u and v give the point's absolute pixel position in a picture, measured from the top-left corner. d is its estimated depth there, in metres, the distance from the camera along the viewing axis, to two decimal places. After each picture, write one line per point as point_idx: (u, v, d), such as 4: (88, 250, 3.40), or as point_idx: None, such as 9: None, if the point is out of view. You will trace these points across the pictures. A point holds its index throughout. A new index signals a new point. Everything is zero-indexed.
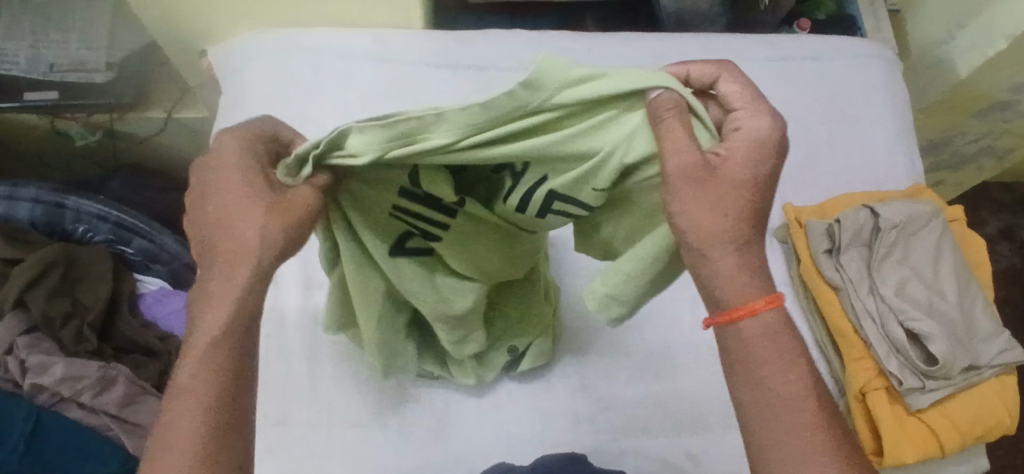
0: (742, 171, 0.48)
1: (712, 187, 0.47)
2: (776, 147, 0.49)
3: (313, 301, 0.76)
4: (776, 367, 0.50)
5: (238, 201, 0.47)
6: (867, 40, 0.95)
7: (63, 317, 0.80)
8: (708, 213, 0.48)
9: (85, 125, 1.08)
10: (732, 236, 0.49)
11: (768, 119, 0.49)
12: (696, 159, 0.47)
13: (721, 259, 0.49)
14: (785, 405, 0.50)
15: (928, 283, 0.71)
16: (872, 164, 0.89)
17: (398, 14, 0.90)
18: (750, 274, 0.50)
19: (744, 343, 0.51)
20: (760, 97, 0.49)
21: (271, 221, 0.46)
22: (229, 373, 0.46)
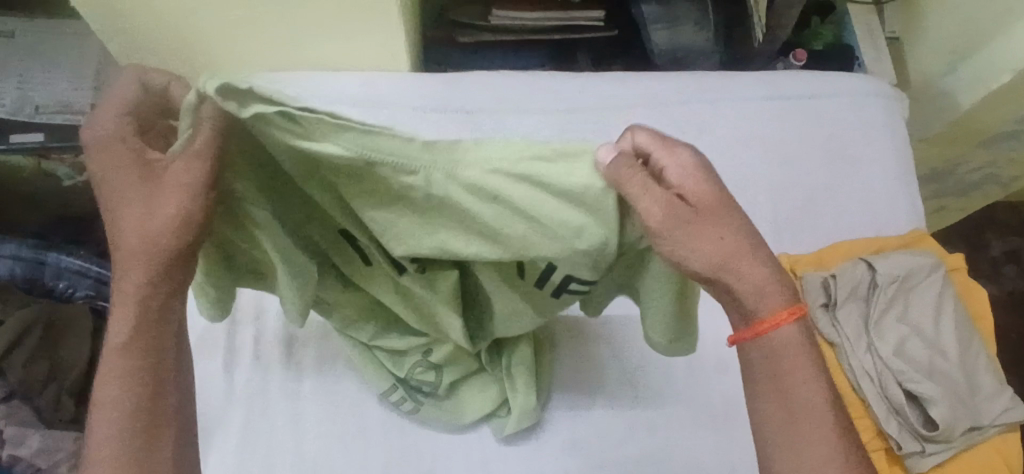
0: (705, 194, 0.52)
1: (701, 222, 0.51)
2: (706, 165, 0.53)
3: (297, 359, 0.74)
4: (795, 374, 0.55)
5: (141, 195, 0.53)
6: (866, 78, 0.94)
7: (42, 381, 0.77)
8: (708, 246, 0.52)
9: (72, 165, 1.05)
10: (739, 249, 0.53)
11: (681, 151, 0.53)
12: (672, 202, 0.50)
13: (750, 273, 0.53)
14: (803, 409, 0.55)
15: (929, 342, 0.69)
16: (872, 207, 0.87)
17: (385, 58, 0.89)
18: (778, 284, 0.55)
19: (770, 353, 0.55)
20: (666, 137, 0.53)
21: (171, 213, 0.52)
22: (146, 369, 0.55)
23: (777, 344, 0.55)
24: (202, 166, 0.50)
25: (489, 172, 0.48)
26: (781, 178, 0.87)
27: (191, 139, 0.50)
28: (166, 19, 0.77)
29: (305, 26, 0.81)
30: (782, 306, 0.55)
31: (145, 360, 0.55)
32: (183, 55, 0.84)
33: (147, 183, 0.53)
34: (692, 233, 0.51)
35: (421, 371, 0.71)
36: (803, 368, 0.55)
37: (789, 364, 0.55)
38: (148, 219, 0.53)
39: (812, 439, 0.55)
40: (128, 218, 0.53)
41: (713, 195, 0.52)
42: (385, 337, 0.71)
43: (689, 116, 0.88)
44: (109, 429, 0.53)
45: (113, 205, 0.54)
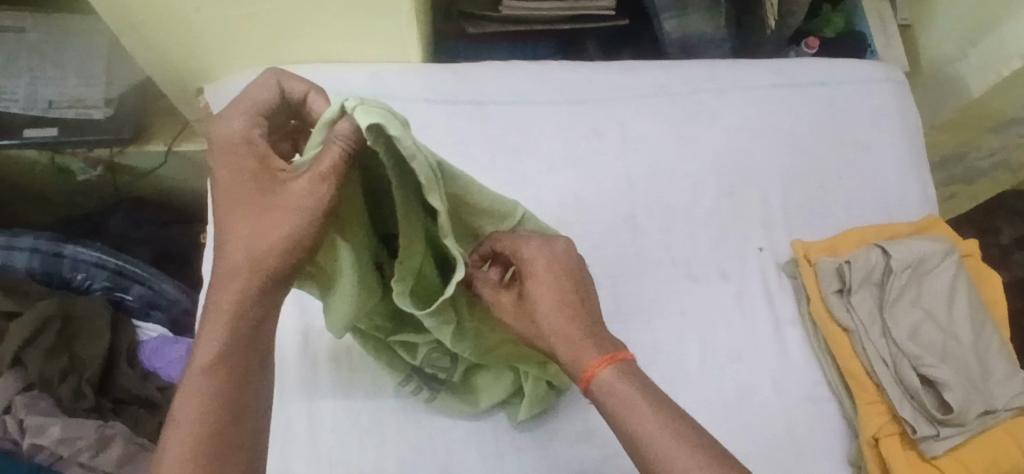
0: (539, 284, 0.61)
1: (527, 305, 0.61)
2: (548, 258, 0.62)
3: (313, 348, 0.74)
4: (632, 408, 0.57)
5: (257, 205, 0.54)
6: (875, 64, 0.93)
7: (60, 374, 0.78)
8: (529, 323, 0.61)
9: (86, 160, 1.07)
10: (568, 327, 0.60)
11: (530, 247, 0.61)
12: (500, 301, 0.62)
13: (576, 346, 0.60)
14: (652, 441, 0.56)
15: (942, 327, 0.69)
16: (884, 195, 0.87)
17: (395, 49, 0.89)
18: (590, 339, 0.60)
19: (603, 399, 0.59)
20: (512, 235, 0.62)
21: (280, 231, 0.53)
22: (229, 391, 0.53)
23: (602, 389, 0.59)
24: (328, 187, 0.51)
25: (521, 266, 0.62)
26: (792, 167, 0.87)
27: (321, 157, 0.50)
28: (176, 13, 0.78)
29: (313, 19, 0.81)
30: (592, 359, 0.59)
31: (226, 381, 0.53)
32: (194, 47, 0.84)
33: (268, 193, 0.54)
34: (519, 316, 0.61)
35: (436, 357, 0.71)
36: (631, 403, 0.57)
37: (614, 403, 0.58)
38: (256, 235, 0.53)
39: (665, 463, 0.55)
40: (234, 231, 0.54)
41: (542, 284, 0.61)
42: (400, 331, 0.69)
43: (699, 104, 0.88)
44: (183, 447, 0.52)
45: (229, 209, 0.55)
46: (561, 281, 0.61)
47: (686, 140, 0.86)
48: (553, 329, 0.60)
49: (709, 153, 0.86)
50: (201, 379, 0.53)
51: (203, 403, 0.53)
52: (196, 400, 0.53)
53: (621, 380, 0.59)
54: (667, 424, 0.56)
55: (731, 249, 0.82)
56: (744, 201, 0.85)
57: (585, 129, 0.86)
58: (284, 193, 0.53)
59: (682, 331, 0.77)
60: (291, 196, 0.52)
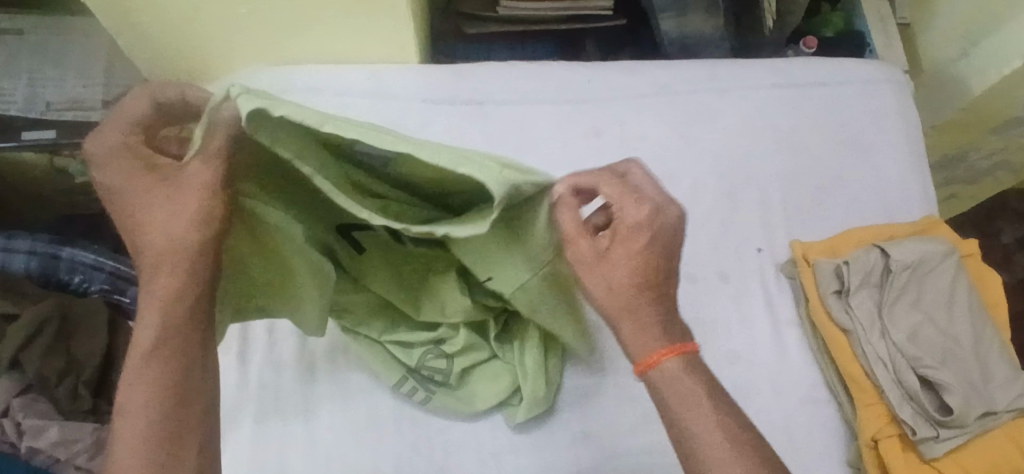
0: (634, 247, 0.57)
1: (607, 265, 0.57)
2: (655, 228, 0.57)
3: (310, 348, 0.74)
4: (689, 406, 0.57)
5: (156, 200, 0.54)
6: (875, 64, 0.93)
7: (59, 374, 0.77)
8: (602, 277, 0.57)
9: (84, 161, 1.06)
10: (642, 304, 0.57)
11: (641, 209, 0.57)
12: (583, 246, 0.57)
13: (647, 323, 0.57)
14: (701, 441, 0.56)
15: (941, 328, 0.68)
16: (883, 195, 0.87)
17: (394, 50, 0.88)
18: (660, 327, 0.58)
19: (663, 385, 0.57)
20: (625, 193, 0.57)
21: (187, 216, 0.53)
22: (175, 374, 0.55)
23: (662, 378, 0.57)
24: (218, 165, 0.52)
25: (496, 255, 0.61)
26: (791, 167, 0.86)
27: (205, 139, 0.51)
28: (174, 13, 0.78)
29: (311, 21, 0.81)
30: (658, 347, 0.57)
31: (168, 369, 0.55)
32: (193, 49, 0.84)
33: (164, 185, 0.54)
34: (593, 276, 0.57)
35: (432, 359, 0.71)
36: (690, 401, 0.56)
37: (673, 394, 0.57)
38: (167, 224, 0.54)
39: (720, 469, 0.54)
40: (145, 226, 0.54)
41: (630, 251, 0.57)
42: (395, 331, 0.72)
43: (697, 104, 0.88)
44: (133, 438, 0.53)
45: (132, 207, 0.55)
46: (658, 255, 0.58)
47: (686, 140, 0.86)
48: (632, 297, 0.57)
49: (708, 153, 0.86)
50: (147, 369, 0.55)
51: (149, 391, 0.54)
52: (143, 388, 0.54)
53: (684, 373, 0.57)
54: (726, 428, 0.56)
55: (731, 249, 0.82)
56: (744, 201, 0.84)
57: (584, 129, 0.86)
58: (181, 181, 0.53)
59: None
60: (192, 182, 0.53)
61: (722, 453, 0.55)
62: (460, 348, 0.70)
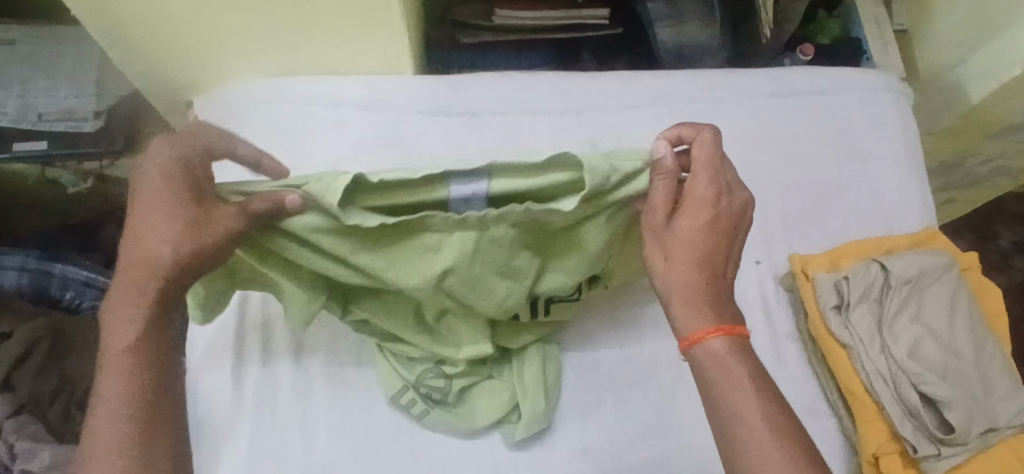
0: (706, 219, 0.61)
1: (671, 237, 0.61)
2: (729, 206, 0.62)
3: (306, 366, 0.73)
4: (733, 388, 0.59)
5: (164, 216, 0.57)
6: (872, 72, 0.92)
7: (51, 394, 0.77)
8: (669, 243, 0.61)
9: (75, 172, 1.06)
10: (701, 279, 0.61)
11: (719, 186, 0.61)
12: (662, 211, 0.61)
13: (697, 299, 0.61)
14: (740, 423, 0.58)
15: (942, 343, 0.68)
16: (882, 204, 0.86)
17: (389, 61, 0.87)
18: (712, 307, 0.61)
19: (712, 362, 0.60)
20: (714, 165, 0.61)
21: (184, 240, 0.57)
22: (150, 376, 0.58)
23: (706, 355, 0.60)
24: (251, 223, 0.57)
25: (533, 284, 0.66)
26: (789, 177, 0.86)
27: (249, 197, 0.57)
28: (168, 25, 0.77)
29: (304, 33, 0.81)
30: (707, 325, 0.61)
31: (146, 370, 0.58)
32: (185, 60, 0.83)
33: (183, 208, 0.57)
34: (655, 248, 0.62)
35: (432, 378, 0.71)
36: (733, 382, 0.59)
37: (715, 373, 0.60)
38: (164, 239, 0.57)
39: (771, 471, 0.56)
40: (145, 234, 0.58)
41: (695, 229, 0.61)
42: (398, 347, 0.71)
43: (695, 114, 0.88)
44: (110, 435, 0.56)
45: (141, 216, 0.58)
46: (728, 233, 0.62)
47: None
48: (696, 268, 0.61)
49: None
50: (122, 368, 0.57)
51: (125, 390, 0.57)
52: (119, 385, 0.57)
53: (729, 354, 0.60)
54: (771, 419, 0.58)
55: None
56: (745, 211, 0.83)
57: (581, 140, 0.86)
58: (202, 213, 0.57)
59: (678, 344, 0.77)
60: (210, 214, 0.57)
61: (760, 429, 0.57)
62: (461, 368, 0.71)
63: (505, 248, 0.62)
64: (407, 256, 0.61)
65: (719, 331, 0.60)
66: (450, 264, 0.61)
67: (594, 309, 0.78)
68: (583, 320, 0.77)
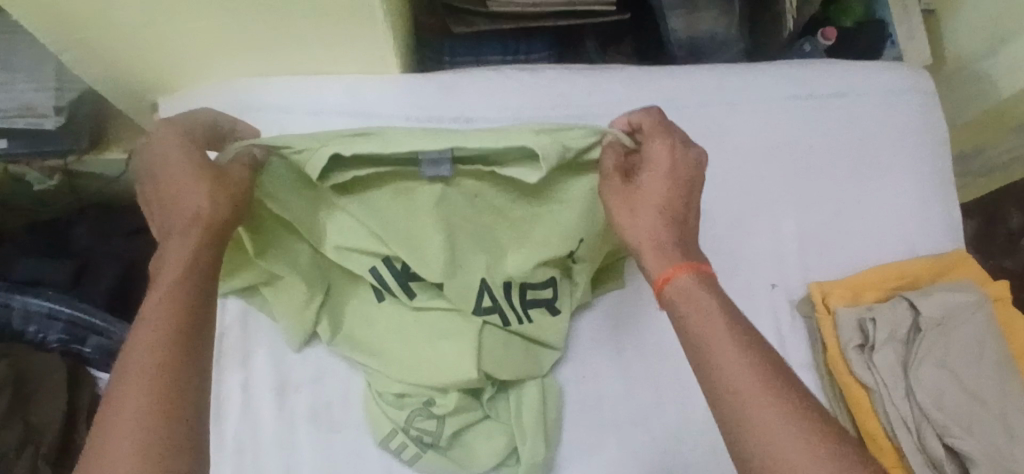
0: (658, 178, 0.61)
1: (633, 194, 0.61)
2: (681, 160, 0.61)
3: (290, 407, 0.69)
4: (712, 329, 0.55)
5: (182, 178, 0.58)
6: (899, 70, 0.85)
7: (15, 446, 0.67)
8: (626, 205, 0.61)
9: (41, 169, 0.97)
10: (663, 235, 0.60)
11: (667, 144, 0.61)
12: (612, 175, 0.62)
13: (662, 252, 0.59)
14: (724, 362, 0.53)
15: (971, 390, 0.63)
16: (906, 220, 0.80)
17: (372, 62, 0.79)
18: (676, 252, 0.59)
19: (682, 303, 0.57)
20: (659, 128, 0.62)
21: (208, 192, 0.57)
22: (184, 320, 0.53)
23: (679, 294, 0.57)
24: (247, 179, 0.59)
25: (518, 261, 0.68)
26: (807, 191, 0.79)
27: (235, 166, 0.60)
28: (121, 29, 0.68)
29: (275, 35, 0.72)
30: (674, 264, 0.59)
31: (183, 314, 0.53)
32: (145, 63, 0.75)
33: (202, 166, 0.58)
34: (620, 200, 0.61)
35: (421, 420, 0.67)
36: (701, 315, 0.55)
37: (688, 308, 0.56)
38: (190, 193, 0.57)
39: (764, 417, 0.50)
40: (172, 197, 0.58)
41: (659, 179, 0.60)
42: (391, 385, 0.68)
43: (708, 119, 0.80)
44: (138, 384, 0.49)
45: (165, 183, 0.58)
46: (685, 190, 0.61)
47: None
48: (656, 222, 0.60)
49: (720, 175, 0.78)
50: (157, 312, 0.52)
51: (158, 333, 0.51)
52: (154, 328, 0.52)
53: (695, 287, 0.57)
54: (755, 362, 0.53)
55: (742, 284, 0.76)
56: (756, 228, 0.77)
57: None
58: (216, 170, 0.59)
59: (683, 375, 0.74)
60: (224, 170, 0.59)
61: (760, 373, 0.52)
62: (451, 408, 0.67)
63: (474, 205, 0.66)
64: (392, 212, 0.65)
65: (682, 269, 0.58)
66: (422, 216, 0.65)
67: (595, 338, 0.74)
68: (582, 353, 0.73)
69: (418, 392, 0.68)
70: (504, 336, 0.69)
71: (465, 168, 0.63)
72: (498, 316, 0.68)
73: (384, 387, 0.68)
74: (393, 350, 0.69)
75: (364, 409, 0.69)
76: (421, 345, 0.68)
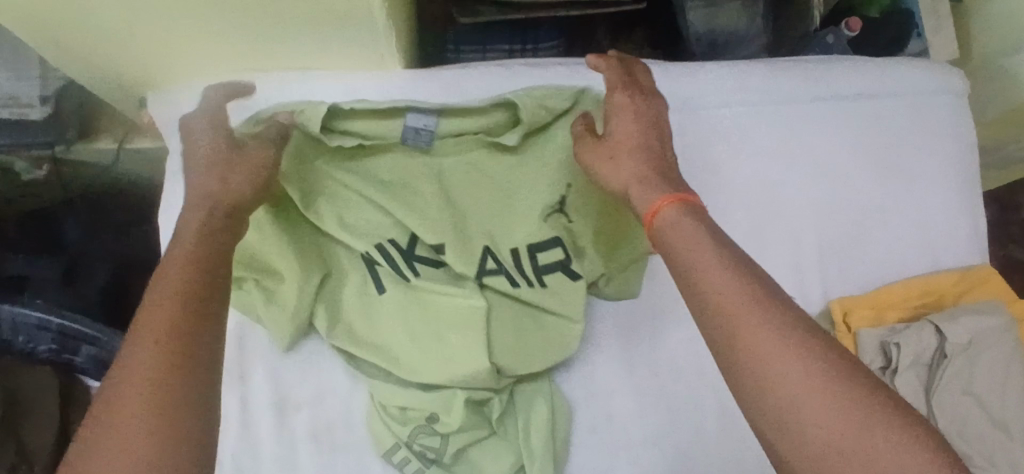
0: (623, 126, 0.62)
1: (609, 145, 0.61)
2: (641, 105, 0.63)
3: (290, 422, 0.67)
4: (703, 258, 0.51)
5: (207, 165, 0.59)
6: (928, 69, 0.80)
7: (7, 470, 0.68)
8: (606, 159, 0.61)
9: (29, 159, 0.92)
10: (646, 174, 0.58)
11: (624, 93, 0.63)
12: (584, 138, 0.63)
13: (648, 187, 0.57)
14: (712, 288, 0.50)
15: (993, 417, 0.63)
16: (928, 230, 0.77)
17: (372, 57, 0.74)
18: (661, 181, 0.58)
19: (670, 234, 0.54)
20: (615, 82, 0.64)
21: (231, 177, 0.59)
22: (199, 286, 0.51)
23: (667, 225, 0.55)
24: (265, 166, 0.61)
25: (517, 229, 0.70)
26: (827, 198, 0.76)
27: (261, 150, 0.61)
28: (105, 23, 0.63)
29: (270, 31, 0.68)
30: (661, 195, 0.56)
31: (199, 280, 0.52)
32: (132, 59, 0.71)
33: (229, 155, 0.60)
34: (600, 153, 0.61)
35: (425, 437, 0.65)
36: (689, 242, 0.52)
37: (674, 236, 0.54)
38: (213, 179, 0.58)
39: (755, 337, 0.47)
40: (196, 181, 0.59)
41: (625, 123, 0.62)
42: (394, 400, 0.66)
43: (725, 118, 0.76)
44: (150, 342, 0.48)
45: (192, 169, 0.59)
46: (654, 134, 0.62)
47: (711, 166, 0.75)
48: (636, 161, 0.59)
49: (737, 182, 0.75)
50: (175, 275, 0.52)
51: (174, 296, 0.50)
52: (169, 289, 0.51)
53: (682, 216, 0.54)
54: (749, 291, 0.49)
55: None
56: (775, 237, 0.74)
57: None
58: (240, 158, 0.60)
59: (692, 388, 0.72)
60: (247, 157, 0.60)
61: (757, 304, 0.48)
62: (454, 426, 0.65)
63: (468, 175, 0.70)
64: (392, 187, 0.70)
65: (670, 200, 0.56)
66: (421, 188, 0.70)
67: (604, 347, 0.71)
68: (592, 364, 0.71)
69: (424, 403, 0.65)
70: (511, 338, 0.67)
71: (446, 137, 0.70)
72: (503, 280, 0.68)
73: (387, 400, 0.66)
74: (395, 369, 0.66)
75: (366, 423, 0.67)
76: (435, 372, 0.65)
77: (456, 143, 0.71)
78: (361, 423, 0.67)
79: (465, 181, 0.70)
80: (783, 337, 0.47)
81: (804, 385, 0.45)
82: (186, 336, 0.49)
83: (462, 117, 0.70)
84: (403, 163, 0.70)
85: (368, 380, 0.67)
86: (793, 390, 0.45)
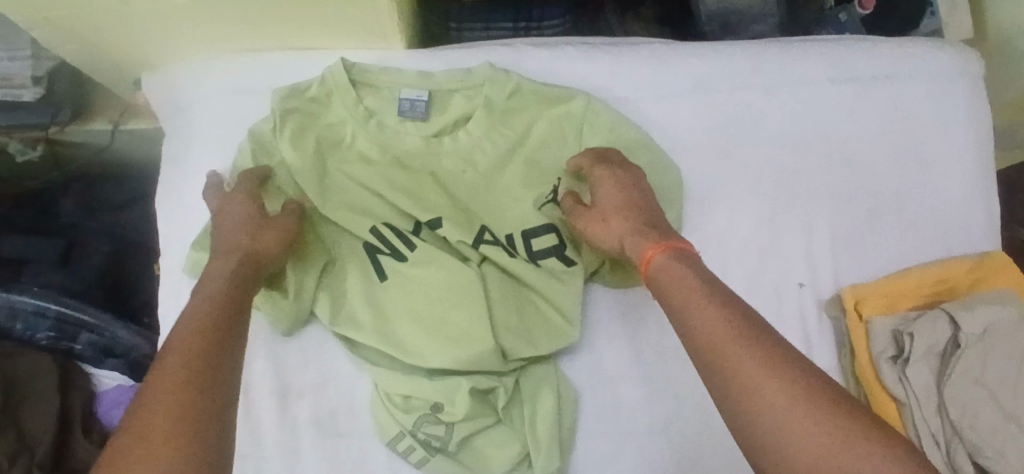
0: (609, 193, 0.65)
1: (597, 213, 0.65)
2: (621, 170, 0.66)
3: (292, 410, 0.66)
4: (692, 299, 0.55)
5: (237, 223, 0.62)
6: (947, 51, 0.78)
7: (8, 459, 0.66)
8: (596, 226, 0.65)
9: (23, 140, 0.90)
10: (637, 229, 0.63)
11: (602, 165, 0.66)
12: (573, 209, 0.67)
13: (639, 241, 0.62)
14: (701, 326, 0.53)
15: (1006, 409, 0.61)
16: (942, 217, 0.76)
17: (374, 37, 0.72)
18: (650, 234, 0.62)
19: (665, 277, 0.58)
20: (593, 155, 0.67)
21: (258, 235, 0.61)
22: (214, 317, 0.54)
23: (659, 270, 0.58)
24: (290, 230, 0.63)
25: (516, 205, 0.69)
26: (841, 184, 0.74)
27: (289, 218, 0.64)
28: (93, 2, 0.61)
29: (268, 10, 0.65)
30: (650, 246, 0.60)
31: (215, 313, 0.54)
32: (126, 40, 0.69)
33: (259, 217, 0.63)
34: (591, 218, 0.65)
35: (430, 425, 0.64)
36: (680, 283, 0.56)
37: (668, 281, 0.57)
38: (235, 232, 0.61)
39: (744, 366, 0.49)
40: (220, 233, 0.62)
41: (609, 190, 0.65)
42: (398, 388, 0.64)
43: (739, 102, 0.74)
44: (176, 365, 0.49)
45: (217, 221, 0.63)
46: (638, 195, 0.65)
47: (722, 151, 0.73)
48: (628, 222, 0.63)
49: (748, 169, 0.73)
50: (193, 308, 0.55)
51: (191, 326, 0.53)
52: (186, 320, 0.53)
53: (673, 261, 0.58)
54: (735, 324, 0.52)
55: (769, 285, 0.71)
56: (786, 224, 0.73)
57: None
58: (270, 221, 0.63)
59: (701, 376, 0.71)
60: (278, 222, 0.63)
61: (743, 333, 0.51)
62: (459, 416, 0.64)
63: (465, 151, 0.70)
64: (392, 168, 0.69)
65: (659, 248, 0.60)
66: (421, 170, 0.70)
67: (608, 334, 0.70)
68: (599, 350, 0.70)
69: (428, 391, 0.64)
70: (518, 326, 0.66)
71: (441, 106, 0.70)
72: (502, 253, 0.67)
73: (391, 389, 0.65)
74: (401, 355, 0.64)
75: (370, 412, 0.66)
76: (439, 356, 0.64)
77: (453, 113, 0.70)
78: (364, 411, 0.67)
79: (466, 162, 0.70)
80: (769, 361, 0.49)
81: (797, 409, 0.47)
82: (208, 358, 0.51)
83: (459, 91, 0.70)
84: (399, 133, 0.69)
85: (371, 369, 0.66)
86: (788, 415, 0.46)
